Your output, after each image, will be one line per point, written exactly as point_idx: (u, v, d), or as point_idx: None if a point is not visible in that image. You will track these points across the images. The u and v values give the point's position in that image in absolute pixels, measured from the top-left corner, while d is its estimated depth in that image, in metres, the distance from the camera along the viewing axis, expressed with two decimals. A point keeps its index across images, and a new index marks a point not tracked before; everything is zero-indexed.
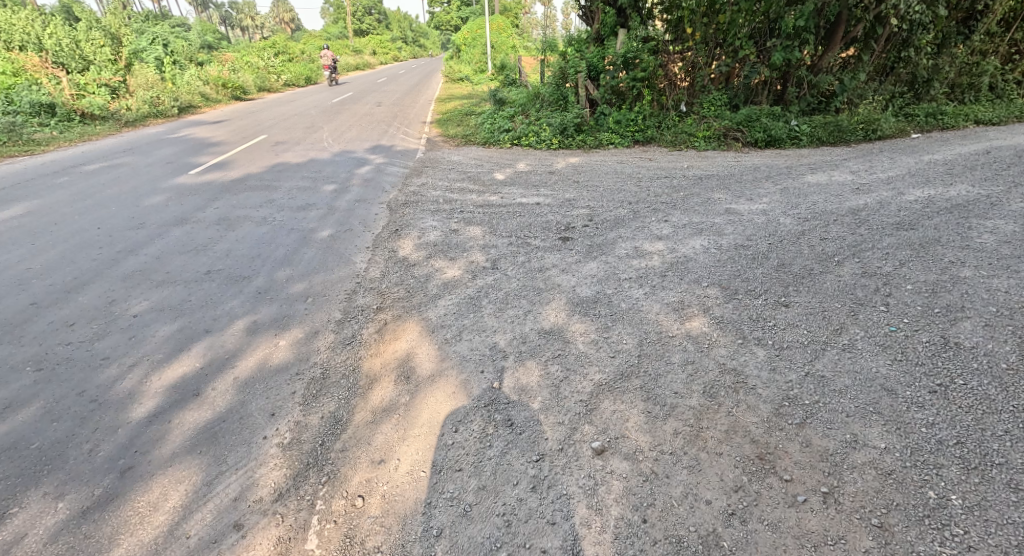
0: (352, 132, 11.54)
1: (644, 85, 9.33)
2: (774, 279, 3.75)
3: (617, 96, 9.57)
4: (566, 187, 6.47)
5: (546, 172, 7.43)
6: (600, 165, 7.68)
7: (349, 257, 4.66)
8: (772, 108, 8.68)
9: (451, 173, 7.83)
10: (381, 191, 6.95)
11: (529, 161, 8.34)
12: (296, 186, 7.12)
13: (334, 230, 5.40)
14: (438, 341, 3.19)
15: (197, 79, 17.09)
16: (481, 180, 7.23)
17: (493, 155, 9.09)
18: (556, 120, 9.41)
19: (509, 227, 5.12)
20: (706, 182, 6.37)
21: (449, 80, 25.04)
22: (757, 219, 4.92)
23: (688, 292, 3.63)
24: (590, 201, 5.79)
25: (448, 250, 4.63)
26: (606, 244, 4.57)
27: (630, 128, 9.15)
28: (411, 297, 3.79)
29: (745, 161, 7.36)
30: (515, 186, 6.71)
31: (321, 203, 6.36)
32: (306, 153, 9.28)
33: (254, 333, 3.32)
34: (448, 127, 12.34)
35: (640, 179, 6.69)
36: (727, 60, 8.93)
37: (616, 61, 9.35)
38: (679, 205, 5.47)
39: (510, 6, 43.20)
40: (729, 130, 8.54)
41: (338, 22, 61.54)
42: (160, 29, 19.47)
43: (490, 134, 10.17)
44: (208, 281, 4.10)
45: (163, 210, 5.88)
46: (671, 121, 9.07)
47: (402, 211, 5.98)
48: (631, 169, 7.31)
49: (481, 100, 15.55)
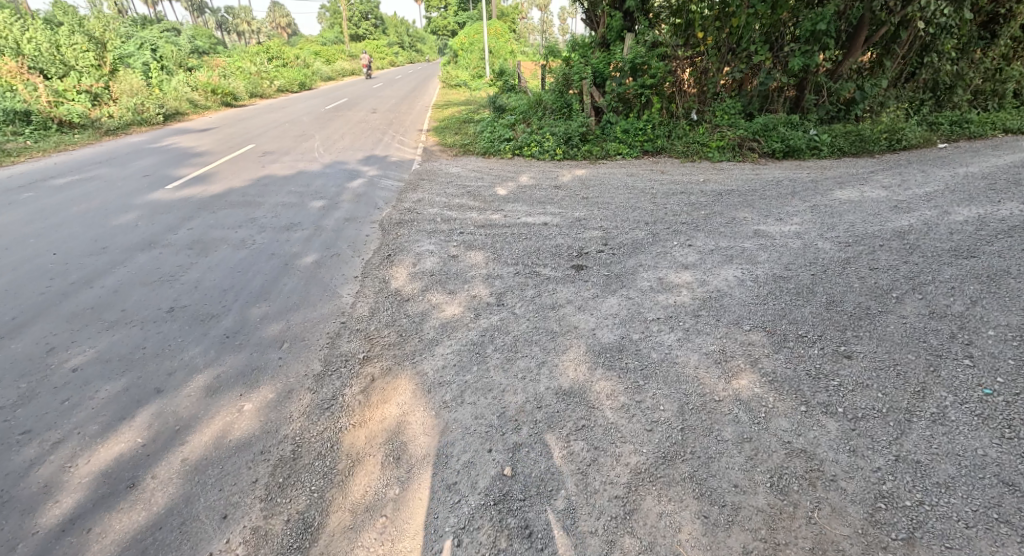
0: (345, 141, 11.02)
1: (653, 92, 8.87)
2: (827, 321, 3.22)
3: (624, 103, 9.11)
4: (575, 204, 5.96)
5: (551, 187, 6.92)
6: (609, 179, 7.17)
7: (334, 289, 4.12)
8: (789, 116, 8.21)
9: (450, 187, 7.32)
10: (374, 207, 6.43)
11: (532, 173, 7.83)
12: (282, 202, 6.59)
13: (320, 254, 4.87)
14: (435, 406, 2.65)
15: (185, 85, 16.60)
16: (481, 195, 6.72)
17: (494, 166, 8.59)
18: (560, 129, 8.92)
19: (515, 252, 4.60)
20: (726, 198, 5.89)
21: (446, 86, 24.56)
22: (792, 243, 4.43)
23: (727, 338, 3.11)
24: (603, 221, 5.28)
25: (447, 281, 4.11)
26: (625, 273, 4.06)
27: (639, 137, 8.65)
28: (404, 343, 3.25)
29: (765, 174, 6.87)
30: (519, 202, 6.20)
31: (307, 222, 5.81)
32: (295, 165, 8.74)
33: (213, 393, 2.77)
34: (446, 135, 11.85)
35: (654, 194, 6.19)
36: (740, 66, 8.48)
37: (623, 67, 8.88)
38: (702, 226, 4.97)
39: (508, 11, 42.89)
40: (745, 139, 8.07)
41: (335, 27, 61.21)
42: (147, 34, 18.95)
43: (490, 143, 9.68)
44: (168, 320, 3.55)
45: (131, 231, 5.34)
46: (682, 130, 8.58)
47: (396, 232, 5.46)
48: (642, 183, 6.81)
49: (480, 107, 15.09)
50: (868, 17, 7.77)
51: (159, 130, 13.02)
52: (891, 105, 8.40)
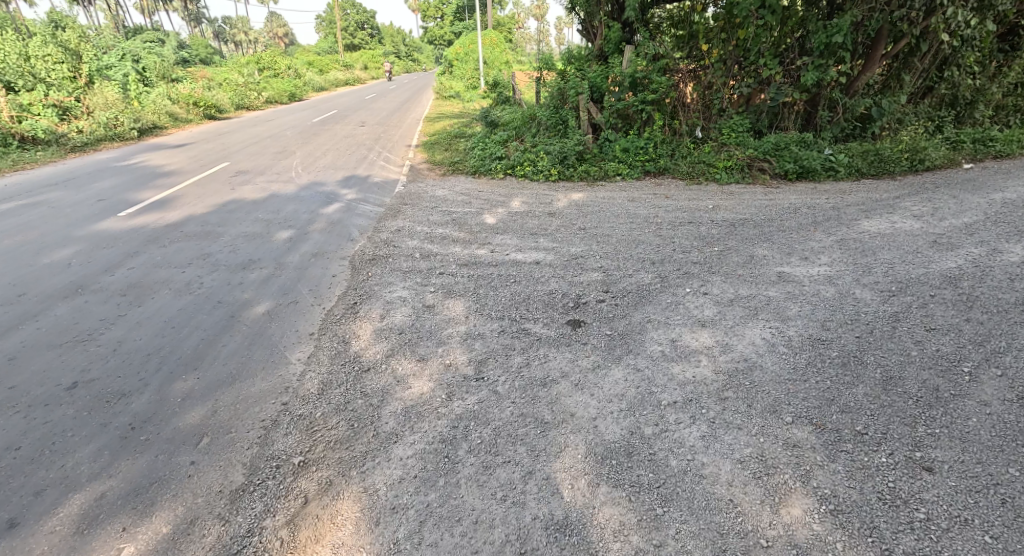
0: (327, 159, 10.39)
1: (654, 108, 8.33)
2: (890, 407, 2.53)
3: (624, 120, 8.55)
4: (571, 236, 5.32)
5: (545, 214, 6.28)
6: (607, 205, 6.56)
7: (281, 353, 3.43)
8: (802, 134, 7.62)
9: (434, 213, 6.68)
10: (347, 239, 5.76)
11: (525, 197, 7.19)
12: (244, 233, 5.91)
13: (276, 302, 4.20)
14: (381, 551, 1.95)
15: (166, 98, 16.03)
16: (467, 224, 6.05)
17: (484, 188, 7.99)
18: (555, 148, 8.33)
19: (501, 302, 3.94)
20: (740, 229, 5.28)
21: (439, 97, 24.03)
22: (824, 291, 3.80)
23: (765, 434, 2.43)
24: (603, 259, 4.64)
25: (418, 342, 3.44)
26: (631, 333, 3.41)
27: (640, 156, 8.06)
28: (354, 441, 2.56)
29: (780, 200, 6.27)
30: (509, 234, 5.56)
31: (267, 259, 5.14)
32: (269, 187, 8.09)
33: (86, 526, 2.09)
34: (435, 151, 11.26)
35: (658, 225, 5.56)
36: (748, 81, 7.94)
37: (622, 81, 8.37)
38: (716, 268, 4.34)
39: (504, 21, 42.65)
40: (754, 159, 7.51)
41: (331, 38, 60.98)
42: (131, 44, 18.44)
43: (480, 161, 9.11)
44: (66, 401, 2.87)
45: (60, 271, 4.66)
46: (686, 149, 8.01)
47: (368, 272, 4.79)
48: (644, 209, 6.21)
49: (472, 121, 14.50)
50: (887, 29, 7.17)
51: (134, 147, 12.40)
52: (910, 122, 7.83)
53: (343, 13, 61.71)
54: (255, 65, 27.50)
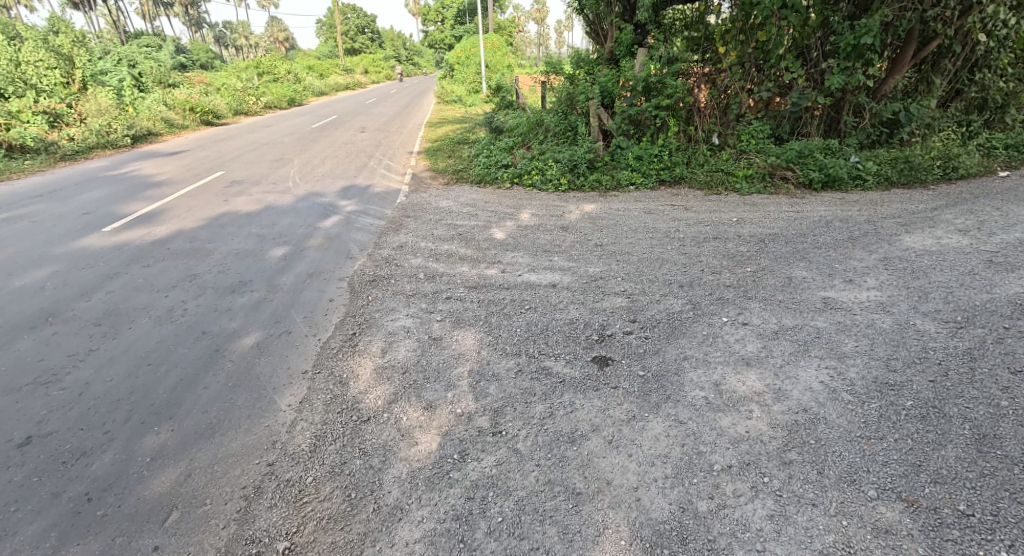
0: (326, 167, 10.01)
1: (668, 114, 7.95)
2: (995, 477, 2.10)
3: (636, 126, 8.17)
4: (587, 255, 4.93)
5: (556, 228, 5.89)
6: (622, 217, 6.17)
7: (269, 396, 3.02)
8: (826, 141, 7.21)
9: (438, 227, 6.29)
10: (346, 257, 5.36)
11: (534, 209, 6.80)
12: (236, 251, 5.52)
13: (266, 333, 3.79)
14: None
15: (161, 104, 15.72)
16: (475, 240, 5.66)
17: (491, 199, 7.62)
18: (564, 156, 7.97)
19: (516, 333, 3.54)
20: (770, 246, 4.89)
21: (441, 102, 23.68)
22: (881, 321, 3.38)
23: (847, 514, 2.00)
24: (625, 282, 4.24)
25: (425, 384, 3.03)
26: (666, 373, 3.00)
27: (654, 165, 7.68)
28: (351, 519, 2.15)
29: (808, 212, 5.88)
30: (520, 251, 5.16)
31: (259, 281, 4.73)
32: (264, 199, 7.71)
33: None
34: (438, 158, 10.89)
35: (679, 242, 5.17)
36: (768, 85, 7.54)
37: (635, 86, 8.01)
38: (751, 292, 3.94)
39: (506, 25, 42.47)
40: (776, 168, 7.12)
41: (331, 42, 60.81)
42: (128, 49, 18.15)
43: (486, 170, 8.75)
44: (14, 464, 2.46)
45: (31, 296, 4.26)
46: (702, 156, 7.64)
47: (368, 296, 4.39)
48: (662, 223, 5.81)
49: (475, 127, 14.14)
50: (918, 29, 6.82)
51: (127, 155, 12.06)
52: (940, 128, 7.42)
53: (344, 18, 61.55)
54: (254, 69, 27.20)
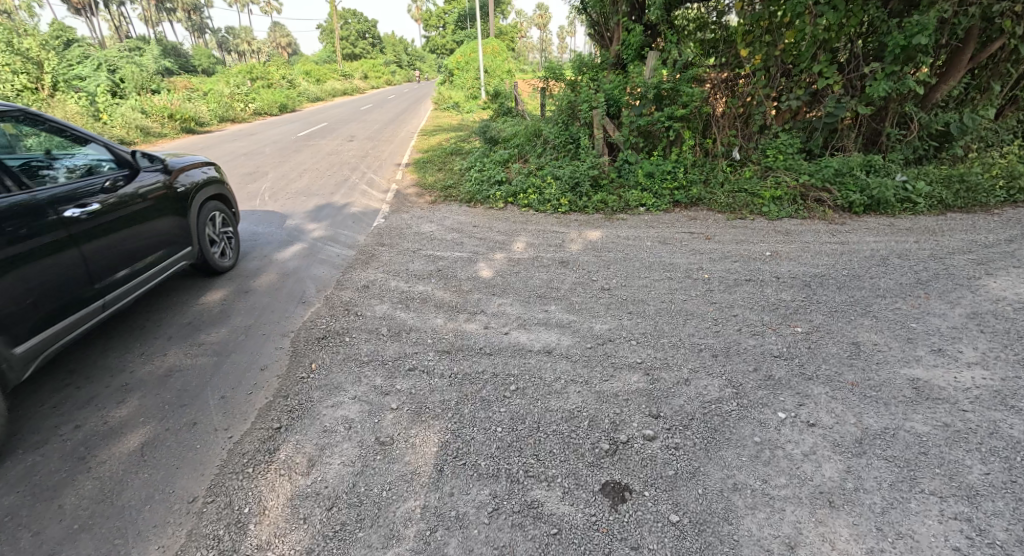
0: (301, 183, 9.11)
1: (682, 125, 7.05)
2: None
3: (646, 139, 7.28)
4: (590, 305, 3.98)
5: (554, 265, 4.98)
6: (629, 250, 5.27)
7: (125, 550, 2.06)
8: (868, 157, 6.28)
9: (415, 261, 5.36)
10: (300, 304, 4.42)
11: (528, 236, 5.89)
12: (166, 293, 4.60)
13: (162, 425, 2.83)
14: None
15: (137, 110, 15.10)
16: (456, 281, 4.72)
17: (481, 222, 6.71)
18: (565, 173, 7.11)
19: (495, 435, 2.58)
20: (818, 293, 3.94)
21: (439, 109, 22.85)
22: (1011, 425, 2.39)
23: None
24: (639, 349, 3.29)
25: (355, 534, 2.06)
26: (710, 518, 2.03)
27: (667, 183, 6.79)
28: None
29: (853, 244, 4.95)
30: (509, 298, 4.22)
31: (178, 339, 3.79)
32: None
33: None
34: (427, 171, 9.98)
35: (703, 286, 4.23)
36: (798, 93, 6.62)
37: (644, 93, 7.11)
38: (809, 365, 2.97)
39: (507, 30, 41.78)
40: (809, 188, 6.19)
41: (331, 48, 60.32)
42: (108, 54, 17.39)
43: (477, 187, 7.89)
44: None
45: None
46: (721, 174, 6.76)
47: (312, 365, 3.46)
48: (679, 259, 4.89)
49: (470, 136, 13.25)
50: (980, 27, 5.89)
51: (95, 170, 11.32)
52: (998, 142, 6.45)
53: (344, 23, 61.13)
54: (246, 74, 26.54)
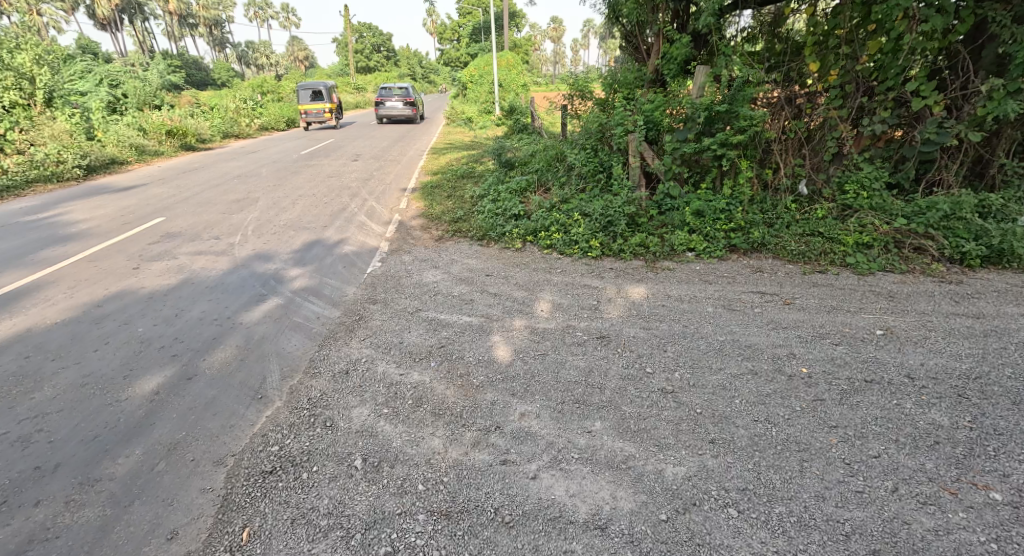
0: (292, 213, 8.11)
1: (738, 153, 5.90)
2: None
3: (692, 169, 6.18)
4: (651, 425, 2.80)
5: (590, 343, 3.82)
6: (683, 319, 4.10)
7: None
8: (978, 195, 5.06)
9: (411, 332, 4.24)
10: (253, 403, 3.30)
11: (553, 294, 4.79)
12: (81, 379, 3.52)
13: None
14: None
15: (132, 129, 14.53)
16: (463, 368, 3.57)
17: (496, 269, 5.60)
18: (595, 210, 6.14)
19: None
20: (987, 411, 2.70)
21: (452, 124, 21.93)
22: None
23: None
24: (744, 530, 2.09)
25: None
26: None
27: (720, 223, 5.66)
28: None
29: (994, 319, 3.71)
30: (534, 405, 3.07)
31: (63, 472, 2.68)
32: (189, 267, 5.79)
33: None
34: (436, 198, 8.93)
35: (807, 387, 3.01)
36: (886, 114, 5.41)
37: (692, 115, 5.97)
38: None
39: (522, 42, 40.93)
40: (905, 234, 4.99)
41: (344, 61, 60.32)
42: (111, 68, 16.85)
43: (491, 223, 6.90)
44: None
45: None
46: (787, 213, 5.61)
47: (242, 531, 2.31)
48: (757, 338, 3.69)
49: (483, 156, 12.19)
50: None
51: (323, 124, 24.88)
52: None
53: (358, 37, 61.24)
54: (257, 89, 26.22)
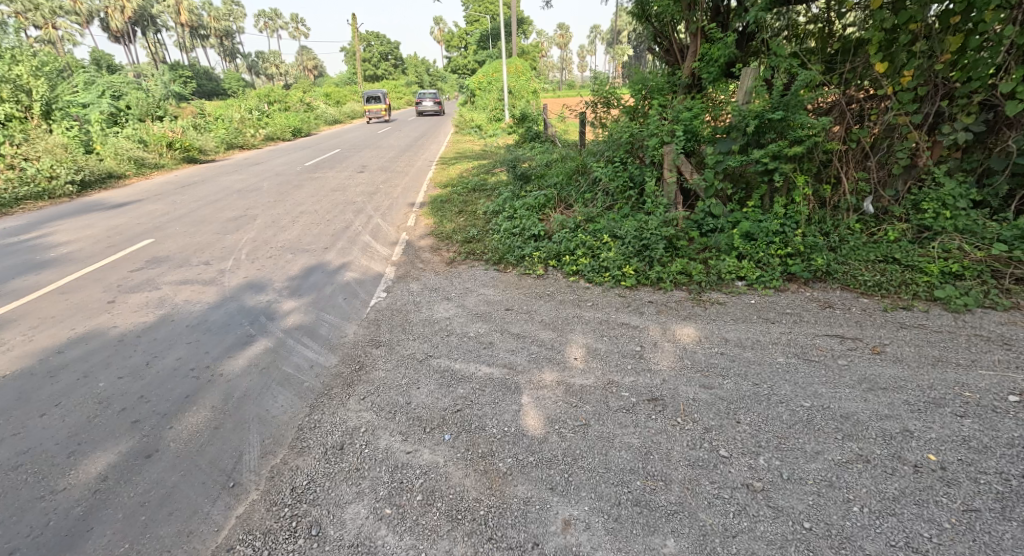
0: (291, 233, 7.49)
1: (792, 166, 5.18)
2: None
3: (737, 184, 5.47)
4: (745, 548, 2.07)
5: (641, 409, 3.09)
6: (752, 374, 3.36)
7: None
8: None
9: (421, 389, 3.53)
10: (222, 495, 2.61)
11: (586, 336, 4.11)
12: (15, 459, 2.84)
13: None
14: None
15: (131, 141, 14.08)
16: (485, 445, 2.87)
17: (516, 302, 4.92)
18: (628, 232, 5.44)
19: None
20: None
21: (461, 132, 21.39)
22: None
23: None
24: None
25: None
26: None
27: (774, 247, 4.92)
28: None
29: None
30: (583, 508, 2.36)
31: None
32: (170, 300, 5.15)
33: None
34: (446, 215, 8.26)
35: (947, 488, 2.27)
36: (972, 120, 4.65)
37: (737, 124, 5.26)
38: None
39: (530, 48, 40.52)
40: (1005, 261, 4.23)
41: (352, 69, 60.40)
42: (112, 79, 16.45)
43: (508, 246, 6.23)
44: None
45: None
46: (854, 235, 4.88)
47: None
48: (854, 405, 2.92)
49: (496, 167, 11.53)
50: None
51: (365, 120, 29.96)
52: None
53: (366, 46, 61.39)
54: (263, 98, 25.83)
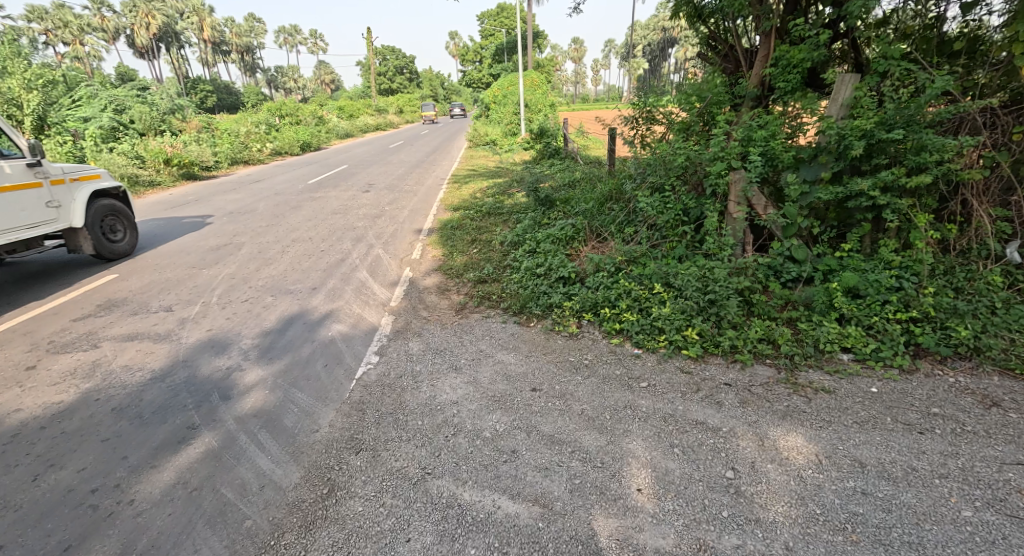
0: (276, 268, 6.42)
1: (908, 198, 3.95)
2: None
3: (828, 221, 4.27)
4: None
5: None
6: (935, 546, 2.09)
7: None
8: None
9: (412, 545, 2.35)
10: None
11: (648, 446, 2.91)
12: None
13: None
14: None
15: (127, 157, 13.34)
16: None
17: (544, 378, 3.74)
18: (687, 281, 4.26)
19: None
20: None
21: (476, 147, 20.52)
22: None
23: None
24: None
25: None
26: None
27: (890, 309, 3.69)
28: None
29: None
30: None
31: None
32: (104, 365, 4.06)
33: None
34: (457, 245, 7.14)
35: None
36: None
37: (830, 144, 4.08)
38: None
39: (545, 62, 39.97)
40: None
41: (367, 83, 60.58)
42: (116, 93, 15.85)
43: (532, 290, 5.07)
44: None
45: None
46: (1001, 294, 3.63)
47: None
48: None
49: (513, 187, 10.41)
50: None
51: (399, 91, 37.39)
52: None
53: (381, 60, 61.50)
54: (274, 112, 25.28)
